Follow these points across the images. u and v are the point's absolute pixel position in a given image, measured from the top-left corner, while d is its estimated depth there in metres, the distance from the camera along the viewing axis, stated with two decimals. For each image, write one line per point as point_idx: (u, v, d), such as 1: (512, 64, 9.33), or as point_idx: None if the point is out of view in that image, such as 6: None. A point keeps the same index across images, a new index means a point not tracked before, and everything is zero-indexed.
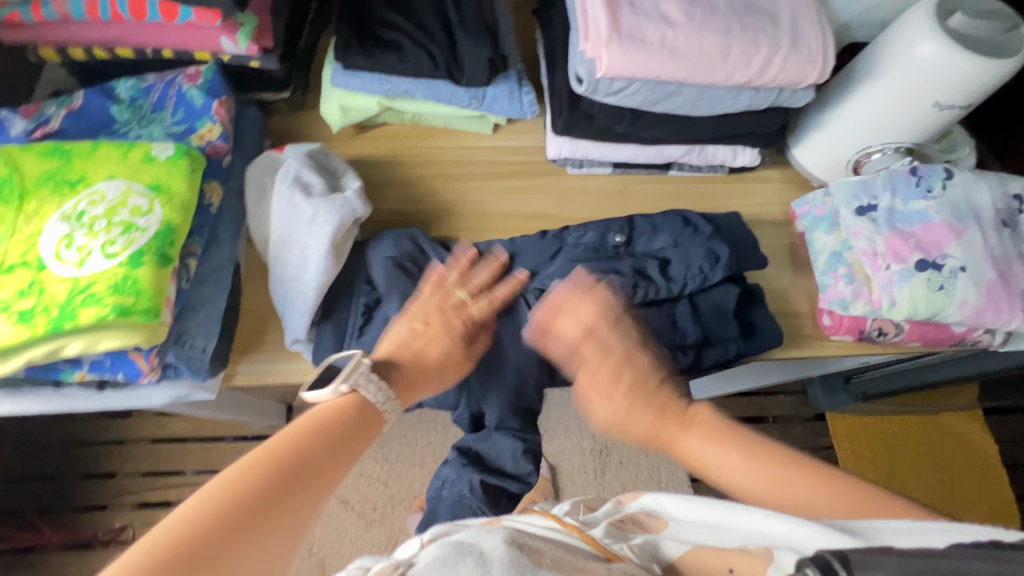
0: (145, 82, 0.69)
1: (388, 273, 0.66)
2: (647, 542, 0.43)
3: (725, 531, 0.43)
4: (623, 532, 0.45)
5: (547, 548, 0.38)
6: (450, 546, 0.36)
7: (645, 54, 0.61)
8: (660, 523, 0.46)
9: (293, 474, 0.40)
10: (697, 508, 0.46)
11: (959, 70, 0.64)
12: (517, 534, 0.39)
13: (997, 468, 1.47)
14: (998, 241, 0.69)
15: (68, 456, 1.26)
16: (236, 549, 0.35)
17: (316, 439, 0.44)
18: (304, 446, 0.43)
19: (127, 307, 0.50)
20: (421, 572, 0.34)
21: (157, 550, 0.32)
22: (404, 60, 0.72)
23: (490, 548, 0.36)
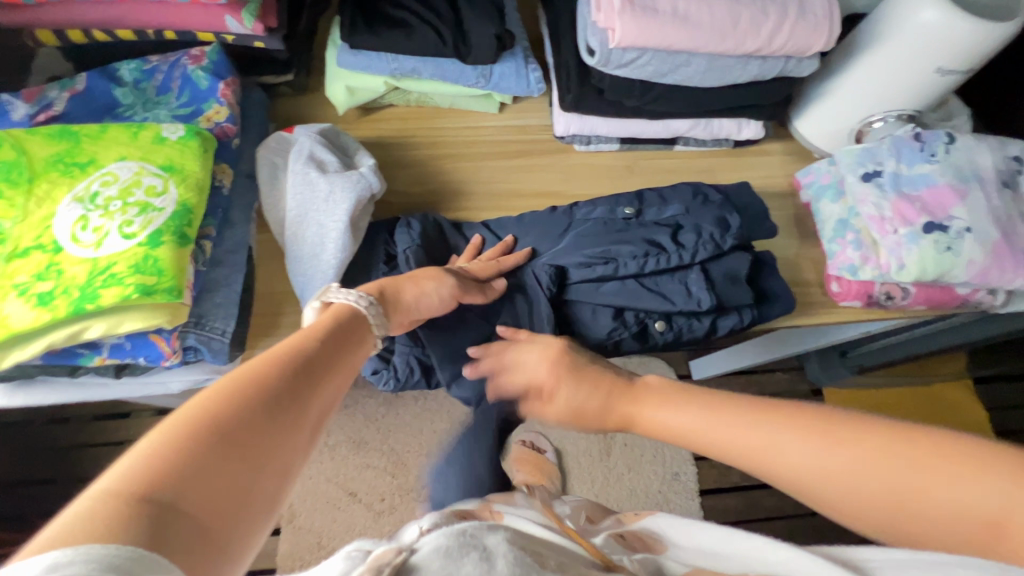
0: (148, 64, 0.67)
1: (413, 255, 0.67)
2: (647, 557, 0.42)
3: (724, 555, 0.41)
4: (626, 549, 0.44)
5: (552, 554, 0.37)
6: (454, 536, 0.35)
7: (658, 23, 0.61)
8: (662, 545, 0.44)
9: (306, 367, 0.38)
10: (699, 534, 0.44)
11: (960, 35, 0.65)
12: (520, 535, 0.38)
13: (987, 435, 1.52)
14: (1001, 202, 0.71)
15: (66, 459, 1.23)
16: (269, 435, 0.32)
17: (322, 339, 0.42)
18: (309, 344, 0.41)
19: (150, 287, 0.49)
20: (423, 561, 0.33)
21: (182, 432, 0.29)
22: (411, 38, 0.72)
23: (493, 544, 0.35)
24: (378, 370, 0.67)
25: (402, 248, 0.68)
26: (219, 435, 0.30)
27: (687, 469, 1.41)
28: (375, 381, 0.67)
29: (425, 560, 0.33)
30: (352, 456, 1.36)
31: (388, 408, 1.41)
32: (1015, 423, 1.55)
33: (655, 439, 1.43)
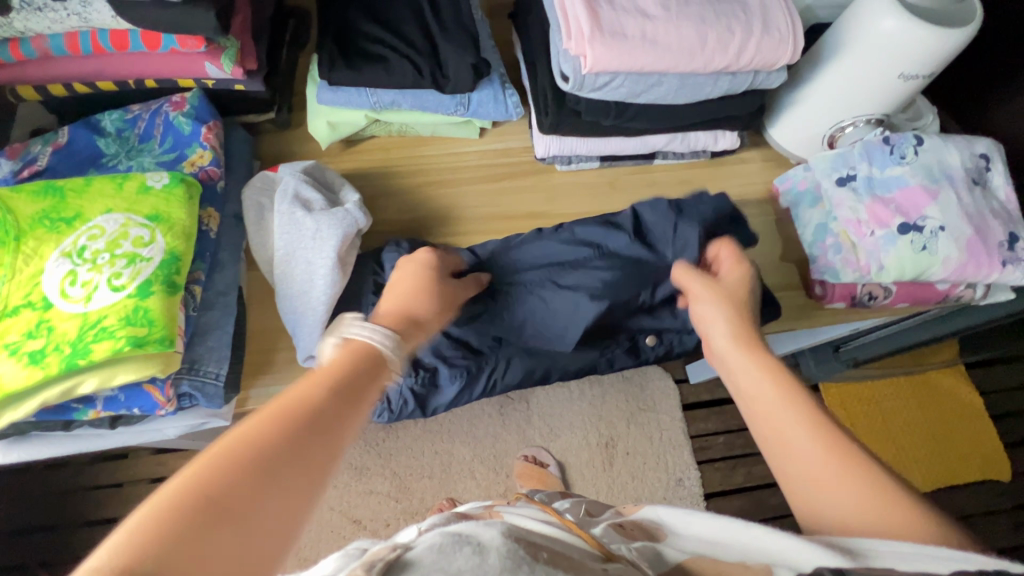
0: (130, 113, 0.68)
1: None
2: (647, 544, 0.43)
3: (723, 548, 0.42)
4: (626, 535, 0.44)
5: (546, 544, 0.38)
6: (448, 534, 0.35)
7: (628, 48, 0.63)
8: (662, 532, 0.45)
9: (306, 421, 0.36)
10: (698, 522, 0.45)
11: (920, 41, 0.67)
12: (515, 529, 0.39)
13: (983, 419, 1.54)
14: (971, 198, 0.73)
15: (65, 505, 1.22)
16: (262, 492, 0.32)
17: (330, 385, 0.40)
18: (314, 394, 0.38)
19: (141, 338, 0.50)
20: (419, 555, 0.33)
21: (180, 499, 0.29)
22: (389, 71, 0.73)
23: (487, 538, 0.35)
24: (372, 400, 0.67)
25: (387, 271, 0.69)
26: (203, 506, 0.29)
27: (689, 474, 1.41)
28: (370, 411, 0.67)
29: (419, 555, 0.34)
30: (355, 483, 1.35)
31: (388, 432, 1.40)
32: (1011, 406, 1.56)
33: (657, 446, 1.43)
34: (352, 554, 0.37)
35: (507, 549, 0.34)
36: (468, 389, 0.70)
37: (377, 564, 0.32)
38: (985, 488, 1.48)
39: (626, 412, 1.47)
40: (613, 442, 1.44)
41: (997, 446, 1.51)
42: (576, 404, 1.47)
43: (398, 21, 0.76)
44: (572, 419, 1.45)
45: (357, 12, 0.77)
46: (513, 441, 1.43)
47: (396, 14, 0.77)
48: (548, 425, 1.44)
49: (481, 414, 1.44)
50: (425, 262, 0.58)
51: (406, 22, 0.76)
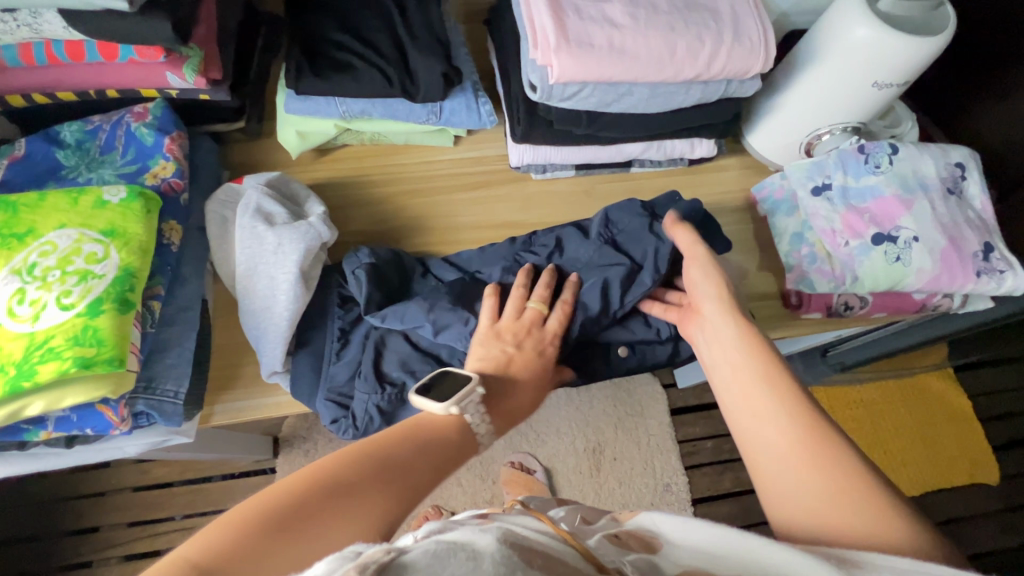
0: (90, 124, 0.67)
1: (362, 281, 0.65)
2: (642, 556, 0.40)
3: (723, 554, 0.38)
4: (621, 548, 0.41)
5: (544, 550, 0.36)
6: (441, 541, 0.33)
7: (595, 58, 0.62)
8: (659, 541, 0.42)
9: (388, 467, 0.42)
10: (698, 530, 0.41)
11: (892, 50, 0.67)
12: (510, 533, 0.37)
13: (972, 423, 1.53)
14: (946, 208, 0.72)
15: (45, 515, 1.20)
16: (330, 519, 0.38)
17: (412, 443, 0.46)
18: (400, 449, 0.45)
19: (89, 359, 0.49)
20: (412, 559, 0.31)
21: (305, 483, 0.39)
22: (357, 80, 0.72)
23: (482, 545, 0.33)
24: (337, 418, 0.63)
25: (351, 281, 0.67)
26: (331, 490, 0.39)
27: (676, 480, 1.40)
28: (334, 431, 0.63)
29: (413, 561, 0.31)
30: None
31: None
32: (998, 409, 1.56)
33: (644, 452, 1.42)
34: (348, 556, 0.32)
35: (504, 556, 0.32)
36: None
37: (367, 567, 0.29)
38: (974, 491, 1.47)
39: (613, 418, 1.46)
40: (600, 448, 1.43)
41: (985, 449, 1.51)
42: (562, 410, 1.46)
43: (367, 29, 0.75)
44: (559, 425, 1.44)
45: (326, 20, 0.76)
46: (500, 448, 1.41)
47: (366, 22, 0.76)
48: (534, 432, 1.43)
49: None
50: (499, 331, 0.61)
51: (376, 30, 0.75)
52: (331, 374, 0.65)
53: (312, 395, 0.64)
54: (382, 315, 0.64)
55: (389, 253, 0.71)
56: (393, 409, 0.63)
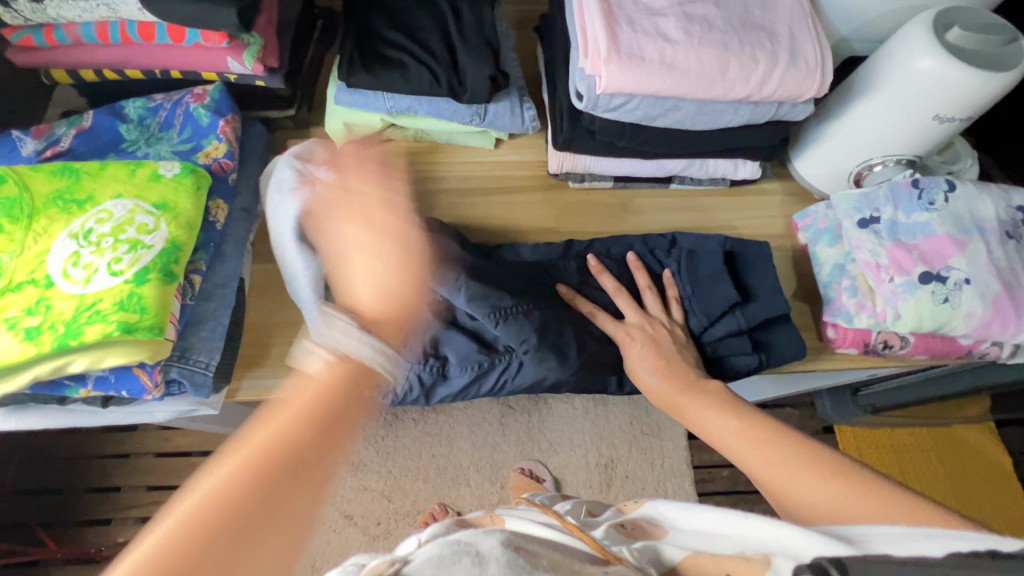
0: (153, 101, 0.70)
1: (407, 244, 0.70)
2: (649, 545, 0.42)
3: (727, 536, 0.43)
4: (626, 537, 0.44)
5: (544, 551, 0.37)
6: (447, 545, 0.35)
7: (645, 71, 0.62)
8: (663, 529, 0.46)
9: (287, 456, 0.44)
10: (698, 516, 0.46)
11: (958, 83, 0.64)
12: (514, 536, 0.38)
13: (1011, 482, 1.44)
14: (1003, 252, 0.69)
15: (72, 470, 1.26)
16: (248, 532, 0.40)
17: (308, 427, 0.46)
18: (299, 434, 0.45)
19: (132, 324, 0.51)
20: (416, 571, 0.33)
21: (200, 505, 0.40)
22: (407, 78, 0.73)
23: (487, 548, 0.35)
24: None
25: None
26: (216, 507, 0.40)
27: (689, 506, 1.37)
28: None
29: (417, 569, 0.34)
30: (350, 478, 1.35)
31: (388, 430, 1.39)
32: None
33: (656, 473, 1.39)
34: (351, 569, 0.37)
35: (507, 558, 0.34)
36: (476, 385, 0.68)
37: None
38: None
39: (628, 435, 1.44)
40: (611, 464, 1.40)
41: None
42: (577, 421, 1.44)
43: (421, 29, 0.77)
44: (572, 437, 1.43)
45: (382, 18, 0.77)
46: (511, 452, 1.41)
47: (418, 21, 0.77)
48: (546, 441, 1.42)
49: (482, 422, 1.43)
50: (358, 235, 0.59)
51: (429, 30, 0.76)
52: None
53: None
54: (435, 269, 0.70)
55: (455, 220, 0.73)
56: (432, 381, 0.67)
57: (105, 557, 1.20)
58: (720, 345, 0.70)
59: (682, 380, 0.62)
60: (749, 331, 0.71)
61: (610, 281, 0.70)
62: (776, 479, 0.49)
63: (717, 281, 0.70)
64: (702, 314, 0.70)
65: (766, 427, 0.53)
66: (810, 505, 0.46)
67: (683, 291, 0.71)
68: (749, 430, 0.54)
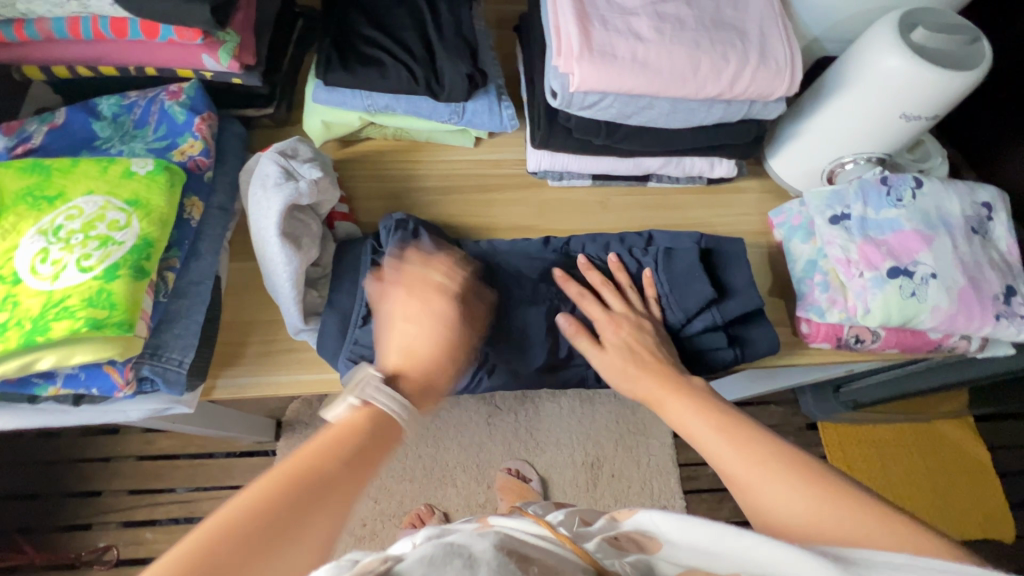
0: (127, 99, 0.70)
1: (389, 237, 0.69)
2: (640, 558, 0.43)
3: (720, 553, 0.42)
4: (618, 549, 0.44)
5: (538, 557, 0.37)
6: (440, 545, 0.35)
7: (617, 69, 0.62)
8: (656, 543, 0.45)
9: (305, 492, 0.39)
10: (694, 531, 0.45)
11: (923, 82, 0.65)
12: (508, 540, 0.38)
13: (989, 477, 1.47)
14: (968, 247, 0.70)
15: (51, 475, 1.24)
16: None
17: (338, 464, 0.42)
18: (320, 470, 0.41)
19: (101, 320, 0.51)
20: (408, 569, 0.33)
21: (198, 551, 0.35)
22: (384, 76, 0.73)
23: (479, 551, 0.35)
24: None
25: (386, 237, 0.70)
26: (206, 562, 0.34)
27: (674, 504, 1.37)
28: None
29: (409, 568, 0.33)
30: None
31: None
32: (1016, 465, 1.49)
33: (642, 471, 1.40)
34: (345, 563, 0.35)
35: (499, 563, 0.34)
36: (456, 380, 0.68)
37: None
38: (988, 550, 1.40)
39: (614, 434, 1.44)
40: (597, 463, 1.41)
41: (1004, 506, 1.44)
42: (563, 420, 1.45)
43: (399, 27, 0.77)
44: (559, 436, 1.43)
45: (360, 16, 0.78)
46: (498, 452, 1.41)
47: (396, 19, 0.78)
48: (533, 440, 1.42)
49: (468, 423, 1.42)
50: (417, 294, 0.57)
51: (407, 29, 0.77)
52: (355, 337, 0.65)
53: (334, 353, 0.66)
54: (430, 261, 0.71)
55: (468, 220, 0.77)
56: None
57: (84, 563, 1.18)
58: (698, 339, 0.71)
59: (658, 375, 0.63)
60: (725, 326, 0.72)
61: (597, 276, 0.71)
62: (743, 470, 0.50)
63: (694, 278, 0.70)
64: (679, 309, 0.70)
65: (734, 422, 0.54)
66: (775, 496, 0.47)
67: (664, 287, 0.71)
68: (722, 425, 0.54)
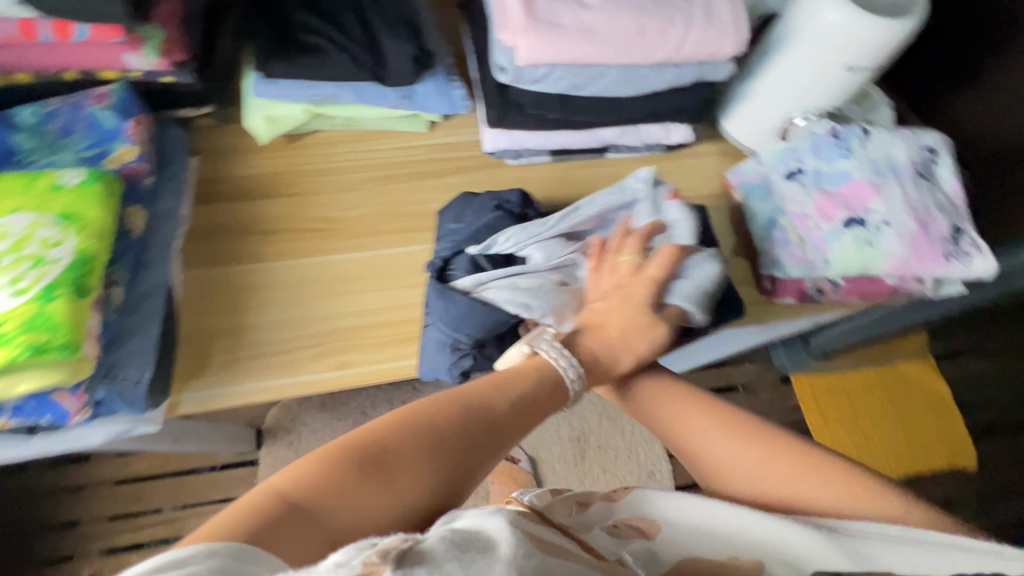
0: (47, 106, 0.65)
1: (484, 212, 0.70)
2: (642, 546, 0.44)
3: (724, 538, 0.46)
4: (620, 539, 0.45)
5: (546, 534, 0.37)
6: (456, 528, 0.33)
7: (563, 39, 0.61)
8: (653, 527, 0.47)
9: (422, 429, 0.44)
10: (692, 514, 0.48)
11: (862, 33, 0.67)
12: (518, 516, 0.37)
13: (952, 410, 1.53)
14: (917, 191, 0.73)
15: (25, 509, 1.19)
16: (391, 469, 0.41)
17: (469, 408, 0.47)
18: (441, 416, 0.45)
19: (43, 344, 0.48)
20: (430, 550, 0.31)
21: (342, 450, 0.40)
22: (327, 63, 0.71)
23: (494, 532, 0.34)
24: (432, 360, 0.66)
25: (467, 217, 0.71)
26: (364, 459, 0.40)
27: (660, 467, 1.41)
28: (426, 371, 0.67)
29: (432, 549, 0.31)
30: None
31: None
32: (976, 395, 1.57)
33: (628, 439, 1.43)
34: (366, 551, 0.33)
35: (518, 540, 0.34)
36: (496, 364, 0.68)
37: (390, 553, 0.30)
38: (953, 478, 1.49)
39: (598, 407, 1.46)
40: (584, 436, 1.43)
41: (965, 435, 1.51)
42: None
43: (336, 10, 0.74)
44: None
45: (295, 1, 0.74)
46: None
47: (333, 3, 0.74)
48: None
49: None
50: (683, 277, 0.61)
51: (344, 11, 0.74)
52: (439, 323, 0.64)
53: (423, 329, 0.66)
54: (482, 247, 0.66)
55: (517, 197, 0.72)
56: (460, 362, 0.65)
57: None
58: None
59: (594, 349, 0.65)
60: None
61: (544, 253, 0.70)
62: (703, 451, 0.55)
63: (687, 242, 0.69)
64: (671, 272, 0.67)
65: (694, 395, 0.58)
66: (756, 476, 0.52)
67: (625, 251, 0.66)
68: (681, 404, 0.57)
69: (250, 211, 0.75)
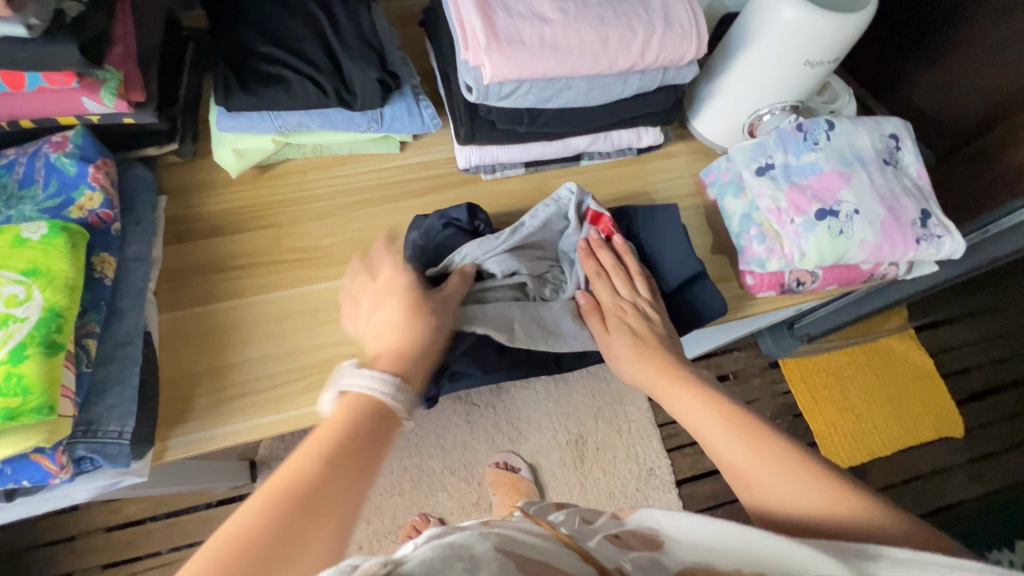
0: (4, 158, 0.64)
1: (432, 234, 0.69)
2: (643, 554, 0.41)
3: (726, 550, 0.42)
4: (622, 548, 0.42)
5: (534, 548, 0.36)
6: (439, 548, 0.32)
7: (526, 55, 0.62)
8: (660, 540, 0.44)
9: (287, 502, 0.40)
10: (695, 527, 0.44)
11: (819, 28, 0.68)
12: (506, 537, 0.36)
13: (935, 381, 1.56)
14: (883, 178, 0.74)
15: (14, 567, 1.15)
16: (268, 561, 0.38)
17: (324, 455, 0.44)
18: (298, 477, 0.42)
19: (16, 409, 0.47)
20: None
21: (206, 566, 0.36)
22: (291, 93, 0.70)
23: (481, 552, 0.33)
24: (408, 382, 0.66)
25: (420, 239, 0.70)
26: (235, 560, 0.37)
27: (659, 463, 1.42)
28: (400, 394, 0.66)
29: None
30: None
31: None
32: (956, 364, 1.61)
33: (625, 438, 1.43)
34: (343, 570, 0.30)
35: (499, 562, 0.33)
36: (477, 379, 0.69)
37: None
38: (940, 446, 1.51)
39: (593, 409, 1.46)
40: (582, 439, 1.43)
41: (950, 405, 1.55)
42: (543, 404, 1.45)
43: (296, 39, 0.73)
44: (540, 421, 1.44)
45: (253, 32, 0.73)
46: (483, 449, 1.40)
47: (293, 31, 0.74)
48: (515, 428, 1.42)
49: (448, 425, 1.41)
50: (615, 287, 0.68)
51: (305, 39, 0.73)
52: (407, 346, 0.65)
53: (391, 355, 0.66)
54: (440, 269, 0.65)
55: (464, 212, 0.70)
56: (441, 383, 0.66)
57: None
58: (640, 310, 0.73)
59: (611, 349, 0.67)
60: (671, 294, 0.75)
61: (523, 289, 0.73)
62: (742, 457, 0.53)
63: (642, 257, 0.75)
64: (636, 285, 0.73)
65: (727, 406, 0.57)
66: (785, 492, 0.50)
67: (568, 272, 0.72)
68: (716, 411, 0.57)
69: (224, 247, 0.74)
